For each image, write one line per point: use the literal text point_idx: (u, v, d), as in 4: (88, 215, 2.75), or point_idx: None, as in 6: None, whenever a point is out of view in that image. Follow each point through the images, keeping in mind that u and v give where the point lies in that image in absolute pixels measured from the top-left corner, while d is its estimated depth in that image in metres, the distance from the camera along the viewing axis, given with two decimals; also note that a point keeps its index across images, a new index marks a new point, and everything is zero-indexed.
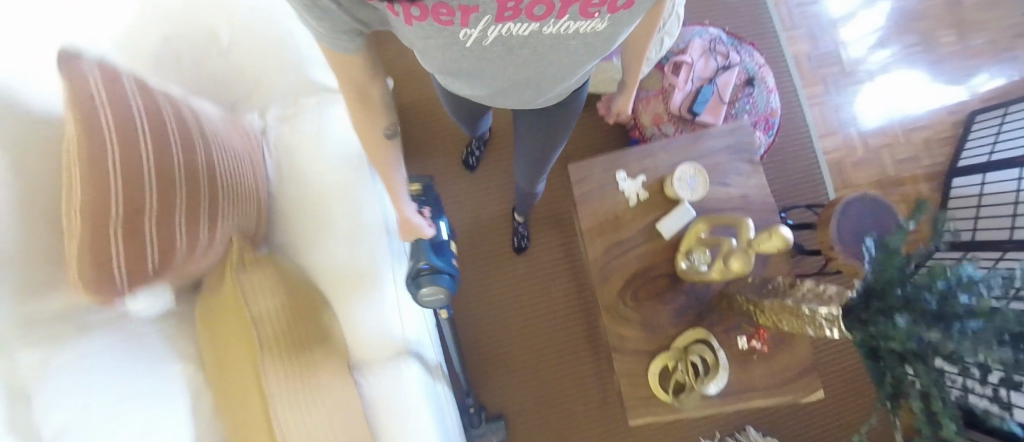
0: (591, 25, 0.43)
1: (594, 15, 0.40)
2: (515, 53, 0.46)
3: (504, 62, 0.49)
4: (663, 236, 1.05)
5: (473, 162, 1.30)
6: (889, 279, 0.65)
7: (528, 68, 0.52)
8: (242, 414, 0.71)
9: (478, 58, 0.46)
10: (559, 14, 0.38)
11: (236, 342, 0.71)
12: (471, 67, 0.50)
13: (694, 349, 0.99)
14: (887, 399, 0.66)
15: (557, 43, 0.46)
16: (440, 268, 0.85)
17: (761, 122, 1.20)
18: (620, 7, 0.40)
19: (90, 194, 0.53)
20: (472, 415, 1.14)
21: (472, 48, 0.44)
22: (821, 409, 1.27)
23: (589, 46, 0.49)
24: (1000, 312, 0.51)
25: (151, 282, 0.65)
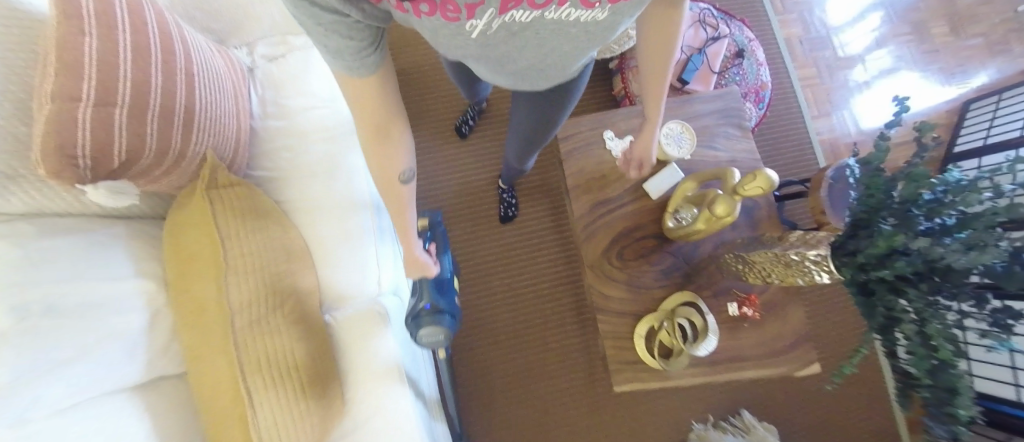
0: (591, 14, 0.43)
1: (593, 4, 0.41)
2: (517, 40, 0.46)
3: (507, 48, 0.48)
4: (651, 197, 1.04)
5: (466, 130, 1.31)
6: (872, 205, 0.63)
7: (530, 54, 0.51)
8: (200, 337, 0.70)
9: (482, 45, 0.46)
10: (560, 2, 0.38)
11: (204, 272, 0.70)
12: (475, 54, 0.49)
13: (682, 311, 0.94)
14: (879, 333, 0.62)
15: (557, 31, 0.46)
16: (443, 308, 0.80)
17: (751, 93, 1.24)
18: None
19: (58, 82, 0.53)
20: None
21: (476, 38, 0.43)
22: (818, 390, 1.21)
23: (588, 34, 0.49)
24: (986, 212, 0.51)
25: (120, 183, 0.63)
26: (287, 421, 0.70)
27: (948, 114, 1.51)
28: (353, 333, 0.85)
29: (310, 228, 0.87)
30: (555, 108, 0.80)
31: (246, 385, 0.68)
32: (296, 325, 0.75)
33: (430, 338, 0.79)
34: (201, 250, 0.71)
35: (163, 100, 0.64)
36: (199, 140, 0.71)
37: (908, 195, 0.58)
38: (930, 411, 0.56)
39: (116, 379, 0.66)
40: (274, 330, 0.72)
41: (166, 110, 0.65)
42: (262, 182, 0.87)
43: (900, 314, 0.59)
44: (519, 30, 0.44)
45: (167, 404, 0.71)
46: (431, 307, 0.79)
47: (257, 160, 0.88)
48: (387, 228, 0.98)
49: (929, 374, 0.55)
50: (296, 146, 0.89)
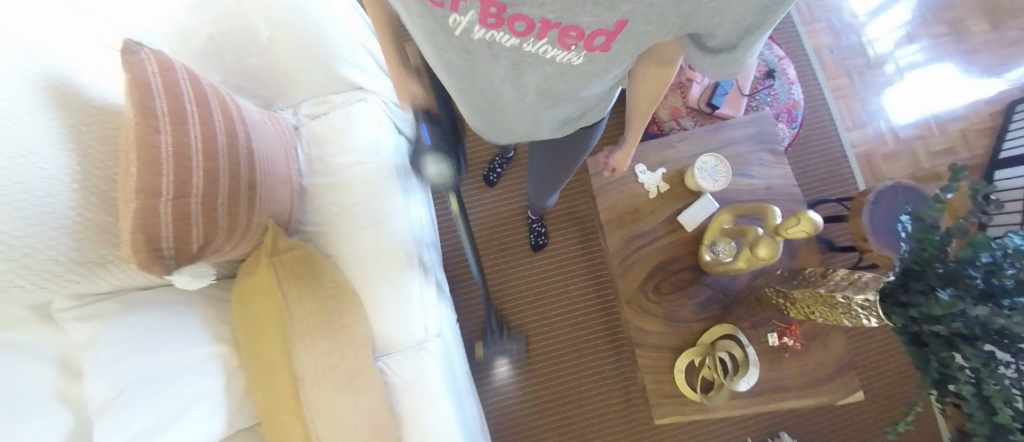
0: (567, 56, 0.42)
1: (570, 46, 0.40)
2: (494, 61, 0.46)
3: (483, 65, 0.48)
4: (686, 228, 1.04)
5: (494, 178, 1.33)
6: (928, 258, 0.63)
7: (511, 84, 0.52)
8: (271, 397, 0.75)
9: (461, 53, 0.46)
10: (539, 35, 0.38)
11: (271, 331, 0.75)
12: (457, 64, 0.50)
13: (721, 345, 0.96)
14: (933, 386, 0.63)
15: (534, 66, 0.46)
16: (441, 145, 0.89)
17: (783, 113, 1.21)
18: (597, 48, 0.40)
19: (140, 178, 0.57)
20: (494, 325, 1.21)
21: (458, 37, 0.43)
22: (860, 411, 1.20)
23: (564, 77, 0.48)
24: None
25: (196, 261, 0.68)
26: None
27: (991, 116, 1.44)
28: (405, 376, 0.90)
29: (359, 278, 0.91)
30: (576, 151, 0.83)
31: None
32: (354, 373, 0.80)
33: (433, 172, 0.95)
34: (269, 316, 0.76)
35: (231, 180, 0.69)
36: (260, 211, 0.76)
37: (965, 254, 0.58)
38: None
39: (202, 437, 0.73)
40: (337, 387, 0.77)
41: (232, 187, 0.69)
42: (314, 237, 0.92)
43: (956, 372, 0.59)
44: (495, 53, 0.44)
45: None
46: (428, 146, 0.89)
47: (308, 216, 0.92)
48: (429, 271, 1.02)
49: (986, 436, 0.55)
50: (343, 201, 0.93)
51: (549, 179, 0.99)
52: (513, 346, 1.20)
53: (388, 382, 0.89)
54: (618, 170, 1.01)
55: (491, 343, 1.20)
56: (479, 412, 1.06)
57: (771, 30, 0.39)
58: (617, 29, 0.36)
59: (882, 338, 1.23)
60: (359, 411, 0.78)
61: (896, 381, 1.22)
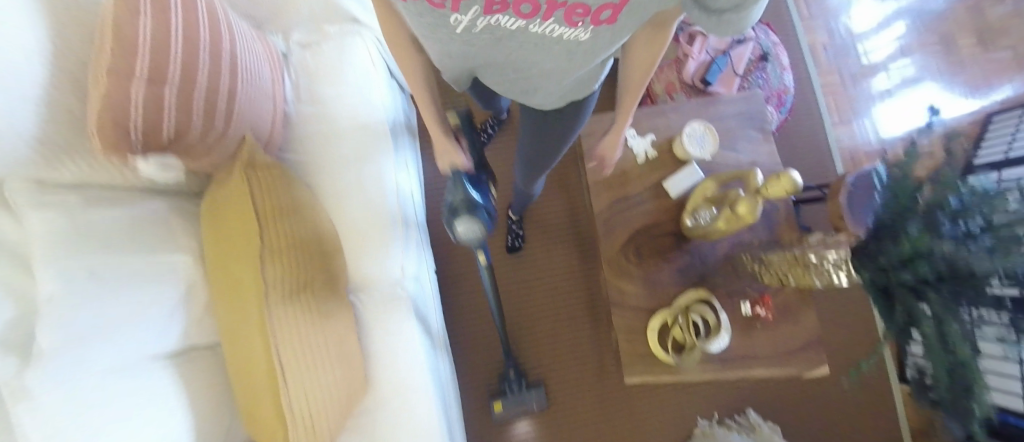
0: (575, 33, 0.42)
1: (577, 24, 0.39)
2: (498, 45, 0.46)
3: (492, 51, 0.49)
4: (670, 195, 1.05)
5: (485, 139, 1.32)
6: (899, 213, 0.64)
7: (516, 62, 0.52)
8: (235, 312, 0.72)
9: (467, 43, 0.46)
10: (543, 15, 0.38)
11: (238, 245, 0.72)
12: (459, 51, 0.50)
13: (696, 308, 0.96)
14: (896, 333, 0.64)
15: (541, 45, 0.46)
16: (479, 205, 0.77)
17: (775, 98, 1.24)
18: (605, 22, 0.39)
19: (114, 54, 0.55)
20: (512, 381, 1.15)
21: (462, 34, 0.44)
22: (826, 392, 1.23)
23: (571, 56, 0.48)
24: (1010, 227, 0.52)
25: (163, 151, 0.64)
26: (317, 396, 0.72)
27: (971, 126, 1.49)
28: (378, 314, 0.88)
29: (339, 211, 0.90)
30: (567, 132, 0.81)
31: (280, 362, 0.69)
32: (325, 301, 0.78)
33: (468, 230, 0.75)
34: (241, 232, 0.72)
35: (211, 78, 0.67)
36: (240, 120, 0.74)
37: (936, 199, 0.59)
38: (944, 404, 0.58)
39: (154, 347, 0.70)
40: (304, 311, 0.74)
41: (214, 84, 0.67)
42: (295, 165, 0.89)
43: (921, 318, 0.59)
44: (502, 38, 0.45)
45: (195, 380, 0.74)
46: (468, 201, 0.75)
47: (291, 143, 0.90)
48: (412, 220, 1.00)
49: (947, 373, 0.56)
50: (329, 133, 0.91)
51: (532, 163, 0.97)
52: (533, 404, 1.16)
53: (359, 318, 0.87)
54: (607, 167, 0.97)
55: (509, 400, 1.15)
56: (450, 367, 1.04)
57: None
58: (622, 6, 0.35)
59: (854, 325, 1.26)
60: (325, 334, 0.76)
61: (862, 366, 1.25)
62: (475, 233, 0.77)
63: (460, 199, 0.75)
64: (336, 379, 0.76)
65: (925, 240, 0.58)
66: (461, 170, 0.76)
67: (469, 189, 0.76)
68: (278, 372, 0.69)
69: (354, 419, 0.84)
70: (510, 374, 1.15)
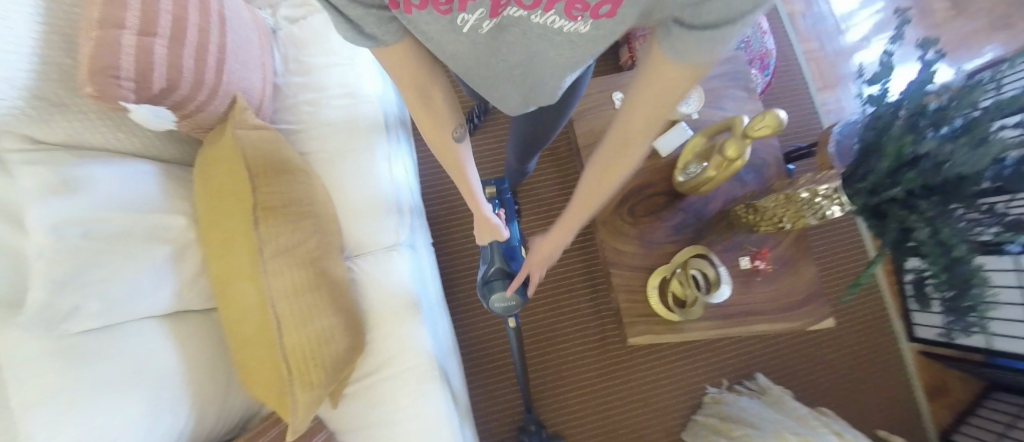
0: (574, 27, 0.38)
1: (576, 17, 0.36)
2: (495, 43, 0.43)
3: (492, 50, 0.45)
4: (661, 155, 1.05)
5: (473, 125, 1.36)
6: (882, 128, 0.65)
7: (512, 64, 0.48)
8: (228, 269, 0.71)
9: (470, 46, 0.43)
10: (545, 5, 0.35)
11: (228, 201, 0.71)
12: (459, 60, 0.47)
13: (694, 263, 0.95)
14: (892, 245, 0.63)
15: (541, 41, 0.41)
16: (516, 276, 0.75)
17: (757, 60, 1.26)
18: (604, 15, 0.35)
19: (104, 9, 0.58)
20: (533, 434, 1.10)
21: (467, 37, 0.41)
22: (831, 351, 1.23)
23: (572, 51, 0.43)
24: (983, 121, 0.53)
25: (156, 102, 0.64)
26: (313, 350, 0.71)
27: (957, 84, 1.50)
28: (374, 275, 0.88)
29: (330, 175, 0.90)
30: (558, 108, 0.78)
31: (273, 312, 0.68)
32: (319, 257, 0.77)
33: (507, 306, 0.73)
34: (234, 188, 0.71)
35: (200, 36, 0.68)
36: (229, 81, 0.74)
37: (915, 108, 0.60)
38: (945, 305, 0.57)
39: (149, 309, 0.69)
40: (298, 264, 0.73)
41: (202, 43, 0.69)
42: (287, 134, 0.90)
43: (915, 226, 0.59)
44: (506, 32, 0.41)
45: (193, 342, 0.73)
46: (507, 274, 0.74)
47: (281, 113, 0.91)
48: (406, 188, 1.00)
49: (945, 270, 0.56)
50: (318, 102, 0.92)
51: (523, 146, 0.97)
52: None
53: (355, 280, 0.87)
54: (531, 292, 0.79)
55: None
56: (451, 337, 1.02)
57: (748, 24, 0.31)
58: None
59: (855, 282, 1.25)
60: (318, 287, 0.75)
61: (864, 323, 1.25)
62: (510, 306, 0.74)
63: (498, 270, 0.74)
64: (335, 337, 0.74)
65: (909, 143, 0.58)
66: (500, 240, 0.75)
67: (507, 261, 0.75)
68: (271, 322, 0.68)
69: (354, 382, 0.82)
70: (531, 428, 1.10)
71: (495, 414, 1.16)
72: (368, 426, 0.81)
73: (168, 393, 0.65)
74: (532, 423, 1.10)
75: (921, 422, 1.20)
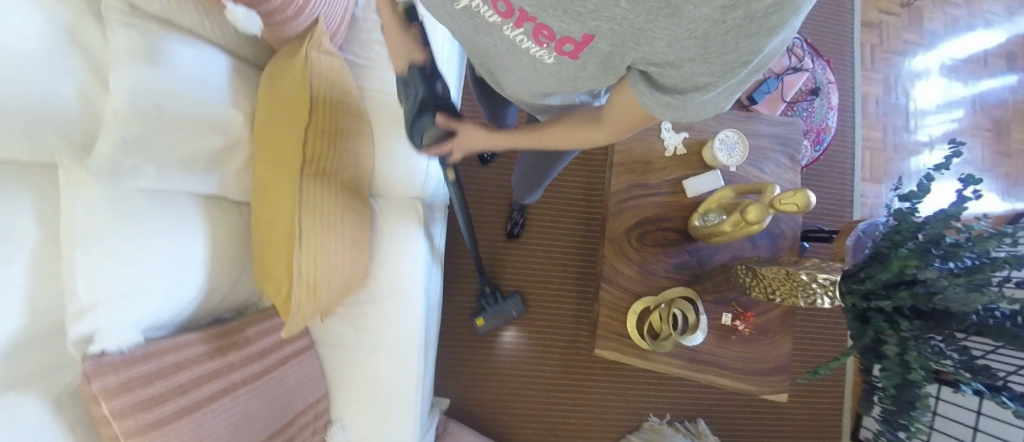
0: (540, 53, 0.46)
1: (543, 44, 0.44)
2: (478, 31, 0.51)
3: (477, 36, 0.52)
4: (687, 194, 1.08)
5: (488, 157, 1.31)
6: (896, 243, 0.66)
7: (496, 58, 0.55)
8: (265, 174, 0.76)
9: (458, 17, 0.51)
10: (515, 20, 0.42)
11: (284, 113, 0.75)
12: (455, 28, 0.55)
13: (680, 303, 1.00)
14: (860, 350, 0.66)
15: (513, 53, 0.50)
16: (438, 99, 0.76)
17: (813, 132, 1.26)
18: (567, 54, 0.44)
19: None
20: (489, 294, 1.18)
21: (456, 8, 0.49)
22: (775, 423, 1.29)
23: (538, 72, 0.51)
24: (985, 270, 0.56)
25: (251, 5, 0.69)
26: (322, 267, 0.77)
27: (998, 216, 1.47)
28: (390, 219, 0.95)
29: (377, 118, 0.95)
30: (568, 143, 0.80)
31: (299, 224, 0.73)
32: (343, 186, 0.83)
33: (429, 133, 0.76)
34: (294, 101, 0.76)
35: None
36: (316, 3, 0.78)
37: (933, 235, 0.61)
38: (883, 416, 0.62)
39: (192, 185, 0.76)
40: (328, 188, 0.79)
41: None
42: (352, 64, 0.95)
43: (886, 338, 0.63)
44: (485, 32, 0.49)
45: (221, 227, 0.80)
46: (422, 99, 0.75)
47: (352, 43, 0.95)
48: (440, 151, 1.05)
49: (895, 386, 0.60)
50: None
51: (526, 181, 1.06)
52: (511, 312, 1.20)
53: (374, 231, 0.92)
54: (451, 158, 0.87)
55: (490, 314, 1.19)
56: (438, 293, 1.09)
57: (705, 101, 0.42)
58: (582, 42, 0.40)
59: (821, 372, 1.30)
60: (341, 213, 0.81)
61: (816, 410, 1.30)
62: (436, 134, 0.76)
63: (420, 94, 0.75)
64: (343, 261, 0.82)
65: (914, 264, 0.60)
66: (418, 67, 0.75)
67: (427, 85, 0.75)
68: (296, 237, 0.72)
69: (346, 306, 0.89)
70: (486, 289, 1.17)
71: (455, 373, 1.25)
72: (349, 348, 0.89)
73: (190, 259, 0.73)
74: (488, 285, 1.17)
75: None
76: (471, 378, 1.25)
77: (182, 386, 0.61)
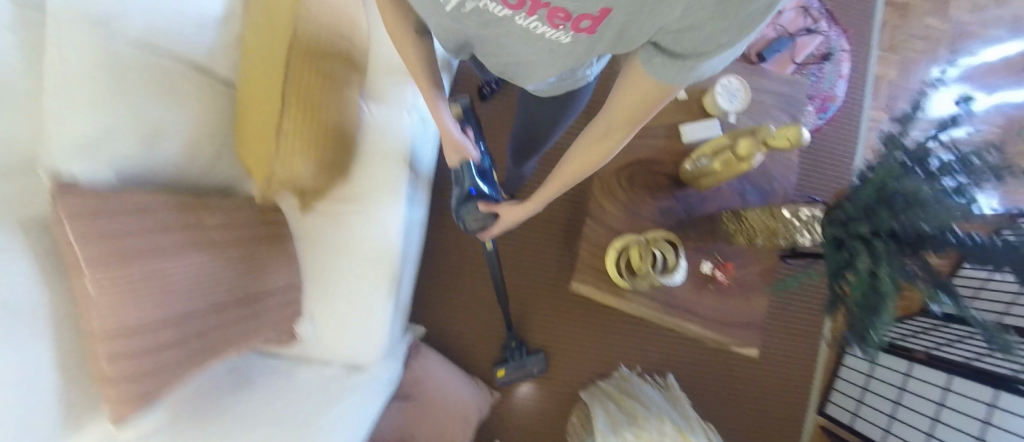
0: (556, 34, 0.40)
1: (557, 26, 0.38)
2: (487, 28, 0.45)
3: (486, 31, 0.47)
4: (683, 140, 1.05)
5: (488, 92, 1.35)
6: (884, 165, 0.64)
7: (506, 47, 0.50)
8: (257, 52, 0.72)
9: (463, 21, 0.46)
10: (523, 9, 0.37)
11: None
12: (455, 30, 0.50)
13: (662, 245, 0.99)
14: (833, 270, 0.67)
15: (526, 39, 0.44)
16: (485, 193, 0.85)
17: (819, 100, 1.24)
18: (584, 31, 0.37)
19: None
20: (512, 348, 1.22)
21: (457, 11, 0.44)
22: (733, 381, 1.35)
23: (555, 52, 0.46)
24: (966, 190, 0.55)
25: None
26: (300, 155, 0.75)
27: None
28: (377, 131, 0.90)
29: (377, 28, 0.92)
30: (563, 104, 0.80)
31: (283, 106, 0.70)
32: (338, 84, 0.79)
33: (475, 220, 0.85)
34: None
35: None
36: None
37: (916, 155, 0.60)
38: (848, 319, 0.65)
39: None
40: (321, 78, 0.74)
41: None
42: None
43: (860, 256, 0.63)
44: (494, 23, 0.44)
45: (216, 100, 0.77)
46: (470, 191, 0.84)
47: None
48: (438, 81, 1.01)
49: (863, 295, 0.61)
50: None
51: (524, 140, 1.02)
52: (532, 369, 1.23)
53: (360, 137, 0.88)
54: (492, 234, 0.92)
55: (511, 367, 1.21)
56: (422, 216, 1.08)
57: (733, 53, 0.31)
58: (600, 17, 0.33)
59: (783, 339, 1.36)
60: (328, 107, 0.77)
61: (773, 374, 1.38)
62: (481, 217, 0.85)
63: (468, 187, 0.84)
64: (325, 158, 0.80)
65: (893, 179, 0.60)
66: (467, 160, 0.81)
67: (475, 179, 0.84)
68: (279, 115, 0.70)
69: (328, 203, 0.88)
70: (511, 343, 1.21)
71: (433, 301, 1.26)
72: (323, 245, 0.88)
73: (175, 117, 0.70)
74: (512, 339, 1.21)
75: None
76: (449, 306, 1.26)
77: (145, 228, 0.60)
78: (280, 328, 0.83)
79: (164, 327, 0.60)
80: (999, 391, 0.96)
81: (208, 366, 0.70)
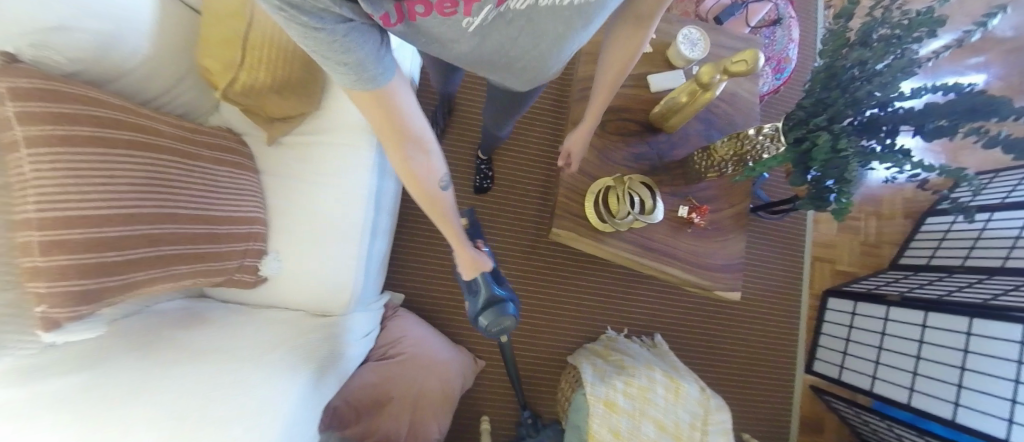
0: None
1: None
2: (505, 39, 0.41)
3: (502, 42, 0.42)
4: (650, 89, 1.09)
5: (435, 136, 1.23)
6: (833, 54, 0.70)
7: (520, 54, 0.46)
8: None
9: (479, 41, 0.40)
10: None
11: None
12: (467, 59, 0.46)
13: (637, 186, 1.00)
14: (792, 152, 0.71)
15: (547, 22, 0.40)
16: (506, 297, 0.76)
17: (773, 61, 1.31)
18: None
19: None
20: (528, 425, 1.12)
21: (475, 34, 0.38)
22: (717, 341, 1.35)
23: (575, 22, 0.41)
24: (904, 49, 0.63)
25: None
26: (265, 89, 0.74)
27: (954, 148, 1.44)
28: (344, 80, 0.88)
29: None
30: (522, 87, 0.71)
31: (247, 31, 0.70)
32: None
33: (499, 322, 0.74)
34: None
35: None
36: None
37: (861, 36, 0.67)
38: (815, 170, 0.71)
39: None
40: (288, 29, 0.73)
41: None
42: None
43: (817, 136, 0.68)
44: (517, 22, 0.38)
45: (170, 22, 0.73)
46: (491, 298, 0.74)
47: None
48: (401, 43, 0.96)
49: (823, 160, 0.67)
50: None
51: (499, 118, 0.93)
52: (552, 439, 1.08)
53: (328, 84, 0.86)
54: (575, 162, 1.01)
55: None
56: None
57: None
58: None
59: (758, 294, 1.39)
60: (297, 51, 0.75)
61: (756, 331, 1.38)
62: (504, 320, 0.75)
63: (484, 297, 0.74)
64: (292, 101, 0.79)
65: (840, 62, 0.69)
66: (484, 271, 0.74)
67: (491, 286, 0.75)
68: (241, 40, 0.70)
69: (297, 146, 0.86)
70: (527, 421, 1.13)
71: (410, 268, 1.21)
72: (297, 184, 0.86)
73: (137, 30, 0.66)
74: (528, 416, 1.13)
75: (766, 424, 1.36)
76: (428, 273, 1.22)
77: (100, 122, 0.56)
78: (243, 263, 0.78)
79: (112, 230, 0.56)
80: (973, 319, 1.00)
81: (158, 285, 0.65)
